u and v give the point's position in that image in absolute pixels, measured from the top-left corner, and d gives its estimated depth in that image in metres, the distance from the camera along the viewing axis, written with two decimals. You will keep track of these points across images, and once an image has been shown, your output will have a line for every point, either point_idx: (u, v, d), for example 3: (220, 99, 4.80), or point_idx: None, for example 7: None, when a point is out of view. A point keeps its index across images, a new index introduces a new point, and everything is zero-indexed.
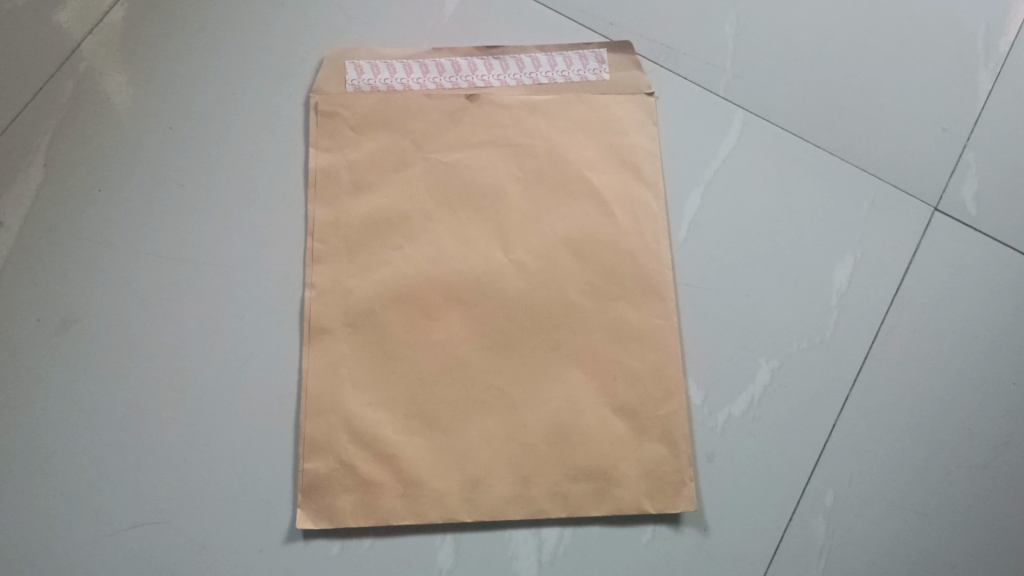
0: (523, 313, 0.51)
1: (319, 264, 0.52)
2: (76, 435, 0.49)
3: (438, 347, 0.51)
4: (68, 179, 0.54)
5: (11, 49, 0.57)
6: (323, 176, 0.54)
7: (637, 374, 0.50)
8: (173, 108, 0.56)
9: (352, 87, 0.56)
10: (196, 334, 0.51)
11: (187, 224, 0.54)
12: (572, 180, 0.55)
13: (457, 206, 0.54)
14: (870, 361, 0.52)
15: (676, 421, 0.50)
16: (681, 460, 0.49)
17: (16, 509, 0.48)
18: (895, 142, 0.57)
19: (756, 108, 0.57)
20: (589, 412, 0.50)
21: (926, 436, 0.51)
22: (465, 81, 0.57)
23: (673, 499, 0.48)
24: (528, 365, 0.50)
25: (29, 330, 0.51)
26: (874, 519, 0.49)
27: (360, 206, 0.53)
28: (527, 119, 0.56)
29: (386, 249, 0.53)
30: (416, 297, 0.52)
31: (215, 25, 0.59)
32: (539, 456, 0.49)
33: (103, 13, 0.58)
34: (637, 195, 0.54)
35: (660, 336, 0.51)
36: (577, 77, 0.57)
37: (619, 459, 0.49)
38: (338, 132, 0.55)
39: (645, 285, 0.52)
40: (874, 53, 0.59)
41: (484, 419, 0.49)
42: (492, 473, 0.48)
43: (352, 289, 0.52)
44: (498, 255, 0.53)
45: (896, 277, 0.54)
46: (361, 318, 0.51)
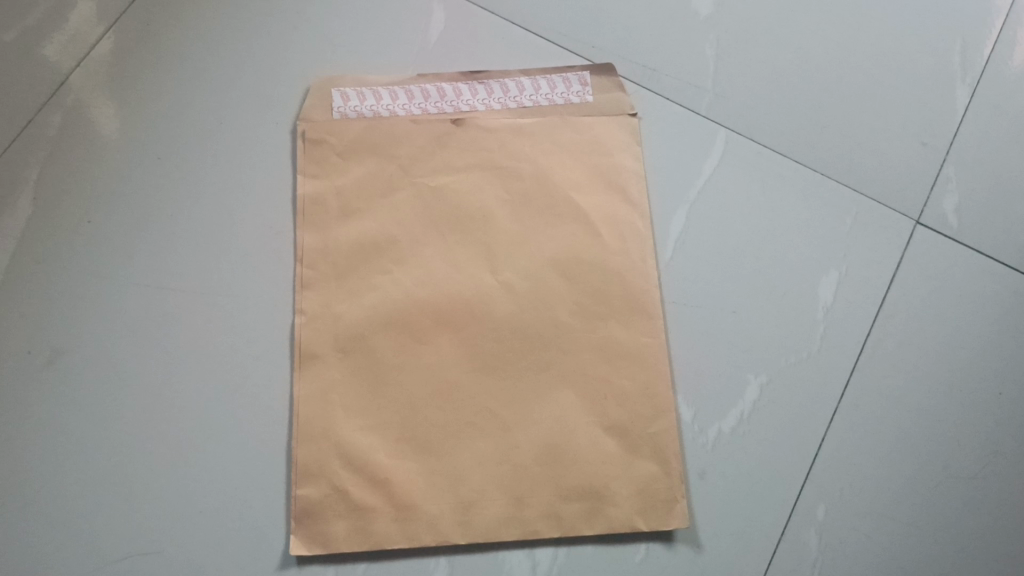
0: (512, 335, 0.52)
1: (308, 290, 0.53)
2: (68, 467, 0.49)
3: (428, 370, 0.51)
4: (56, 212, 0.55)
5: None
6: (312, 203, 0.55)
7: (626, 393, 0.51)
8: (161, 138, 0.57)
9: (339, 115, 0.57)
10: (188, 364, 0.51)
11: (177, 255, 0.54)
12: (558, 201, 0.55)
13: (445, 230, 0.54)
14: (858, 375, 0.52)
15: (667, 438, 0.50)
16: (673, 477, 0.49)
17: (8, 542, 0.48)
18: (876, 157, 0.57)
19: (738, 127, 0.58)
20: (579, 432, 0.50)
21: (915, 447, 0.51)
22: (450, 106, 0.57)
23: (665, 517, 0.49)
24: (519, 387, 0.51)
25: (19, 363, 0.51)
26: (865, 532, 0.49)
27: (349, 232, 0.54)
28: (513, 143, 0.57)
29: (375, 274, 0.53)
30: (406, 321, 0.52)
31: (202, 55, 0.59)
32: (531, 478, 0.49)
33: (90, 45, 0.59)
34: (623, 215, 0.55)
35: (649, 354, 0.52)
36: (561, 100, 0.58)
37: (611, 478, 0.49)
38: (326, 159, 0.56)
39: (633, 304, 0.53)
40: (853, 70, 0.60)
41: (476, 441, 0.50)
42: (485, 495, 0.49)
43: (342, 314, 0.52)
44: (487, 277, 0.53)
45: (880, 292, 0.54)
46: (351, 343, 0.51)
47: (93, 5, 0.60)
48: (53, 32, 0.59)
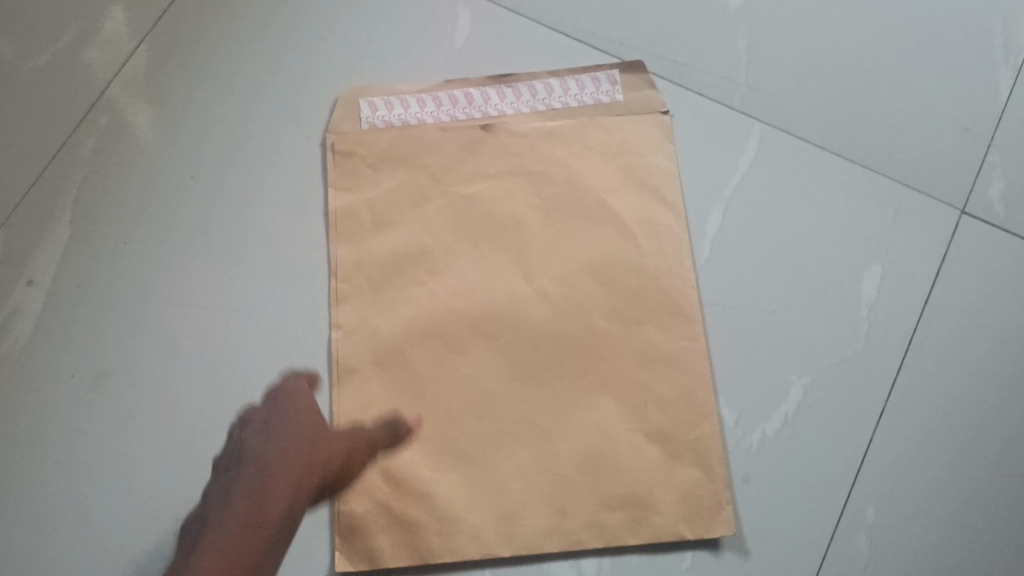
0: (549, 342, 0.51)
1: (344, 304, 0.53)
2: (115, 489, 0.50)
3: (467, 381, 0.51)
4: (94, 234, 0.55)
5: (32, 108, 0.58)
6: (344, 216, 0.55)
7: (667, 398, 0.50)
8: (193, 157, 0.57)
9: (368, 125, 0.57)
10: (228, 382, 0.52)
11: (213, 273, 0.54)
12: (591, 205, 0.55)
13: (478, 239, 0.54)
14: (904, 372, 0.51)
15: (709, 443, 0.49)
16: (717, 483, 0.49)
17: (61, 565, 0.49)
18: (917, 146, 0.56)
19: (773, 120, 0.57)
20: (620, 438, 0.50)
21: (966, 445, 0.50)
22: (479, 111, 0.57)
23: (710, 524, 0.48)
24: (557, 395, 0.50)
25: (64, 387, 0.52)
26: (916, 533, 0.48)
27: (382, 244, 0.54)
28: (543, 147, 0.56)
29: (410, 286, 0.53)
30: (442, 332, 0.52)
31: (229, 70, 0.59)
32: (573, 486, 0.49)
33: (126, 57, 0.59)
34: (657, 217, 0.54)
35: (689, 358, 0.51)
36: (591, 100, 0.57)
37: (654, 485, 0.49)
38: (357, 171, 0.56)
39: (670, 307, 0.52)
40: (890, 57, 0.58)
41: (516, 452, 0.49)
42: (528, 505, 0.48)
43: (378, 327, 0.52)
44: (522, 285, 0.53)
45: (925, 285, 0.53)
46: (388, 356, 0.51)
47: (123, 23, 0.60)
48: (87, 47, 0.59)
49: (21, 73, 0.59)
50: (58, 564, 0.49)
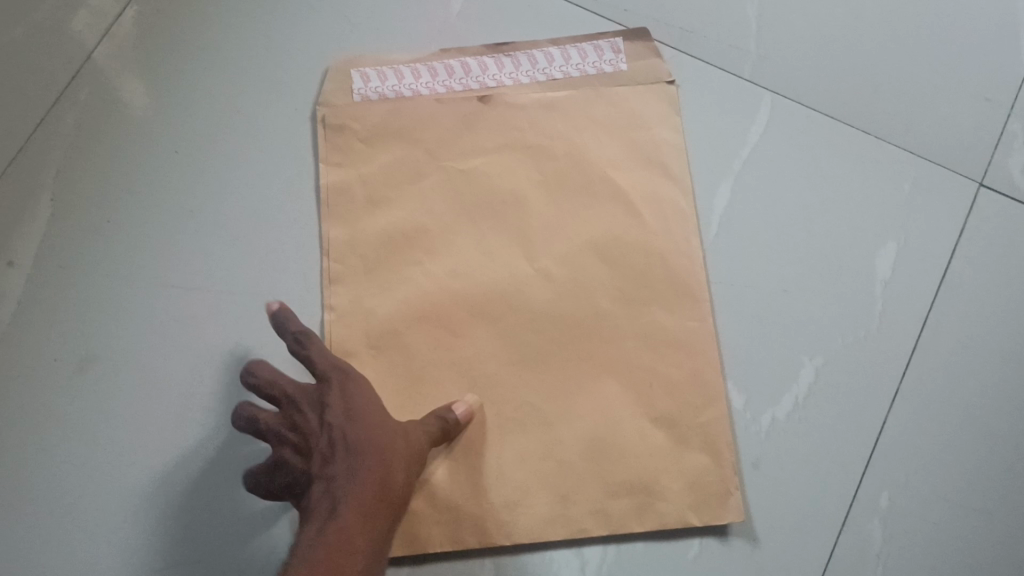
0: (551, 324, 0.49)
1: (338, 285, 0.51)
2: (100, 477, 0.48)
3: (466, 365, 0.49)
4: (75, 213, 0.53)
5: None
6: (337, 193, 0.52)
7: (674, 381, 0.48)
8: (178, 131, 0.55)
9: (360, 96, 0.55)
10: (219, 367, 0.50)
11: (202, 253, 0.52)
12: (595, 180, 0.52)
13: (477, 216, 0.52)
14: (920, 352, 0.49)
15: (718, 429, 0.48)
16: (726, 469, 0.47)
17: (43, 556, 0.47)
18: (934, 116, 0.53)
19: (785, 90, 0.54)
20: (626, 424, 0.48)
21: (983, 428, 0.48)
22: (476, 82, 0.55)
23: (719, 512, 0.46)
24: (560, 380, 0.49)
25: (47, 372, 0.50)
26: (932, 520, 0.47)
27: (377, 223, 0.52)
28: (544, 120, 0.54)
29: (406, 266, 0.51)
30: (440, 314, 0.50)
31: (215, 40, 0.56)
32: (576, 474, 0.47)
33: (112, 20, 0.57)
34: (664, 192, 0.52)
35: (697, 340, 0.49)
36: (593, 70, 0.55)
37: (660, 472, 0.47)
38: (350, 146, 0.53)
39: (678, 287, 0.50)
40: (907, 22, 0.55)
41: (518, 438, 0.48)
42: (530, 493, 0.47)
43: (374, 310, 0.50)
44: (524, 265, 0.51)
45: (941, 262, 0.51)
46: (384, 340, 0.49)
47: None
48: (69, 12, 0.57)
49: None
50: (42, 555, 0.47)
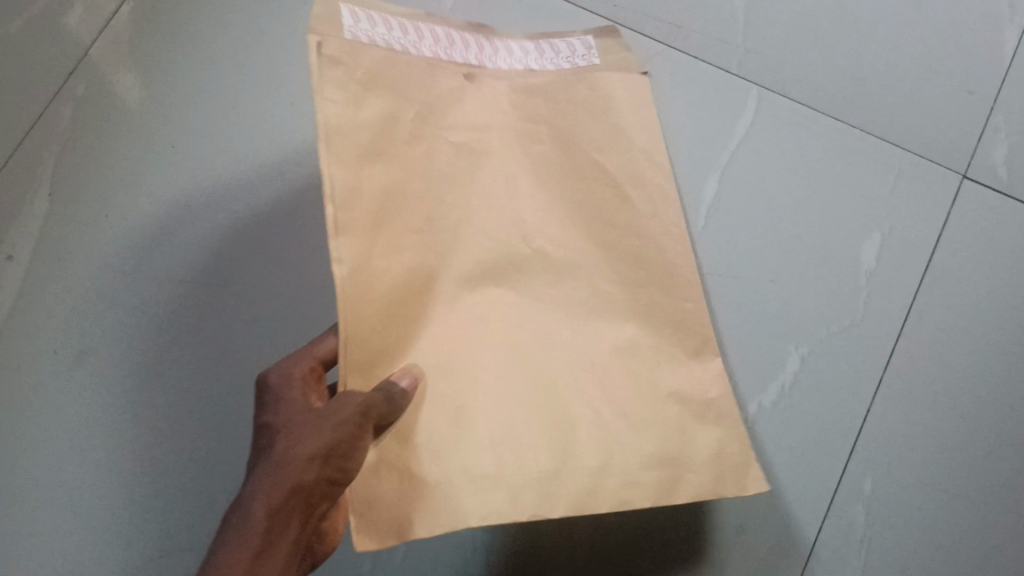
0: (557, 309, 0.40)
1: (345, 234, 0.34)
2: (100, 468, 0.49)
3: (469, 349, 0.38)
4: (73, 207, 0.54)
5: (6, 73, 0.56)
6: (338, 134, 0.35)
7: (686, 355, 0.41)
8: (173, 125, 0.55)
9: (323, 35, 0.36)
10: (219, 356, 0.51)
11: (200, 245, 0.53)
12: (576, 156, 0.43)
13: (459, 196, 0.39)
14: (903, 341, 0.50)
15: (729, 403, 0.40)
16: (745, 446, 0.39)
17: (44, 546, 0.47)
18: (920, 107, 0.54)
19: (771, 84, 0.55)
20: (647, 413, 0.39)
21: (966, 416, 0.49)
22: (450, 55, 0.42)
23: (740, 485, 0.38)
24: (573, 372, 0.39)
25: (46, 364, 0.50)
26: (915, 505, 0.48)
27: (376, 176, 0.36)
28: (527, 104, 0.43)
29: (407, 230, 0.37)
30: (431, 297, 0.38)
31: (208, 36, 0.57)
32: (608, 464, 0.37)
33: (109, 18, 0.58)
34: (651, 175, 0.44)
35: (711, 328, 0.42)
36: (568, 65, 0.46)
37: (681, 451, 0.38)
38: (348, 82, 0.36)
39: (678, 271, 0.42)
40: (894, 14, 0.56)
41: (546, 445, 0.37)
42: (580, 507, 0.36)
43: (381, 272, 0.36)
44: (520, 245, 0.40)
45: (925, 253, 0.52)
46: (386, 321, 0.36)
47: None
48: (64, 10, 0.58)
49: None
50: (43, 543, 0.47)
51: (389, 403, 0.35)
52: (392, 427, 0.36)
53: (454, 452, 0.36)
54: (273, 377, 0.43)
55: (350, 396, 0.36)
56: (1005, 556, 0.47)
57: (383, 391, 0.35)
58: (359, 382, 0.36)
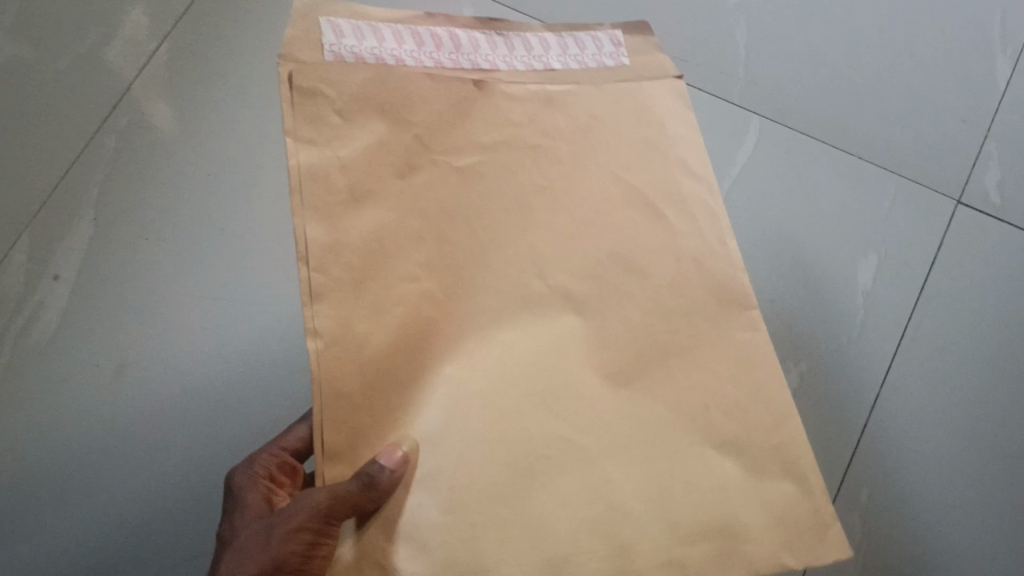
0: (582, 353, 0.38)
1: (320, 302, 0.35)
2: (135, 480, 0.52)
3: (476, 418, 0.36)
4: (113, 230, 0.57)
5: (50, 106, 0.60)
6: (309, 179, 0.37)
7: (733, 400, 0.39)
8: (209, 155, 0.60)
9: (330, 54, 0.41)
10: (252, 367, 0.55)
11: (236, 269, 0.57)
12: (604, 187, 0.43)
13: (471, 221, 0.40)
14: (900, 359, 0.53)
15: (796, 448, 0.38)
16: (818, 498, 0.37)
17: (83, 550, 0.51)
18: (913, 134, 0.57)
19: (771, 113, 0.58)
20: (686, 475, 0.37)
21: (966, 427, 0.52)
22: (467, 61, 0.45)
23: (820, 550, 0.36)
24: (600, 438, 0.37)
25: (86, 374, 0.54)
26: (910, 518, 0.50)
27: (360, 224, 0.37)
28: (544, 116, 0.44)
29: (399, 280, 0.37)
30: (435, 354, 0.37)
31: (240, 68, 0.62)
32: (644, 536, 0.35)
33: (148, 56, 0.62)
34: (687, 192, 0.44)
35: (754, 353, 0.40)
36: (594, 63, 0.47)
37: (739, 506, 0.36)
38: (321, 117, 0.39)
39: (717, 294, 0.41)
40: (890, 43, 0.59)
41: (556, 480, 0.36)
42: (629, 541, 0.35)
43: (367, 339, 0.36)
44: (536, 282, 0.40)
45: (920, 275, 0.54)
46: (373, 390, 0.35)
47: (148, 17, 0.63)
48: (107, 49, 0.62)
49: (36, 68, 0.61)
50: (81, 546, 0.51)
51: (373, 485, 0.33)
52: (380, 512, 0.35)
53: (459, 538, 0.34)
54: (237, 480, 0.44)
55: (330, 486, 0.34)
56: (995, 563, 0.50)
57: (364, 473, 0.33)
58: (341, 470, 0.34)
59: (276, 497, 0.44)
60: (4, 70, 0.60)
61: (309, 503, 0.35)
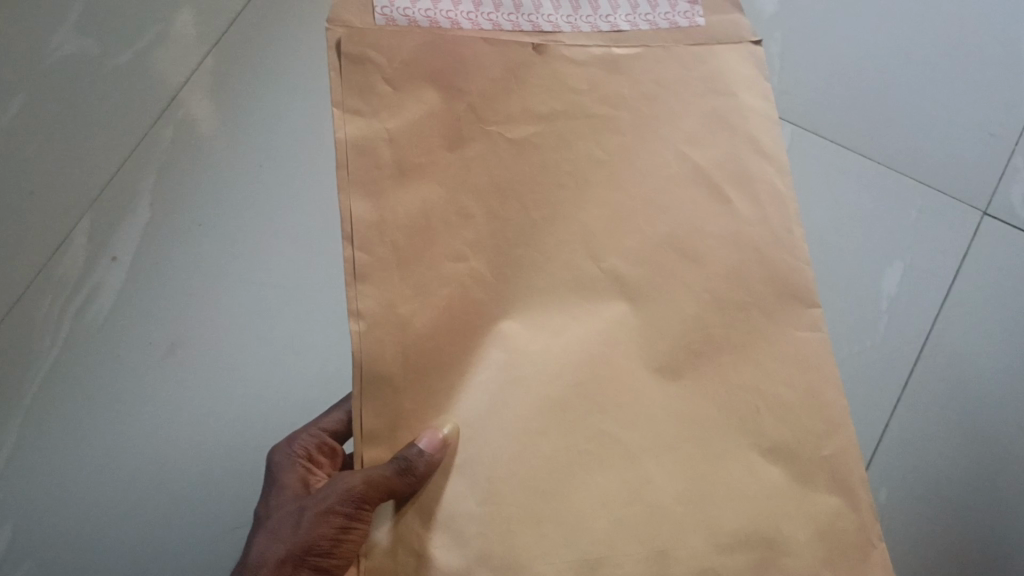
0: (632, 345, 0.40)
1: (364, 282, 0.37)
2: (183, 446, 0.57)
3: (517, 402, 0.38)
4: (172, 216, 0.62)
5: (71, 103, 0.65)
6: (357, 153, 0.38)
7: (786, 404, 0.39)
8: (258, 147, 0.65)
9: (384, 19, 0.41)
10: (289, 353, 0.59)
11: (278, 255, 0.62)
12: (669, 166, 0.43)
13: (527, 199, 0.40)
14: (920, 364, 0.58)
15: (849, 460, 0.39)
16: (863, 513, 0.39)
17: (132, 513, 0.55)
18: (945, 147, 0.62)
19: (807, 124, 0.63)
20: (728, 481, 0.38)
21: (969, 446, 0.56)
22: (528, 22, 0.43)
23: (862, 568, 0.38)
24: (641, 436, 0.38)
25: (139, 351, 0.59)
26: (920, 520, 0.56)
27: (411, 200, 0.39)
28: (607, 83, 0.43)
29: (446, 258, 0.39)
30: (480, 338, 0.39)
31: (281, 62, 0.67)
32: (682, 542, 0.37)
33: (209, 50, 0.67)
34: (755, 171, 0.43)
35: (808, 351, 0.41)
36: (664, 22, 0.45)
37: (781, 516, 0.38)
38: (371, 87, 0.39)
39: (774, 287, 0.41)
40: (925, 60, 0.64)
41: (597, 474, 0.38)
42: (669, 536, 0.37)
43: (411, 319, 0.37)
44: (588, 265, 0.40)
45: (948, 282, 0.59)
46: (416, 373, 0.37)
47: (194, 19, 0.68)
48: (155, 54, 0.66)
49: (92, 63, 0.66)
50: (132, 510, 0.55)
51: (410, 470, 0.36)
52: (417, 497, 0.37)
53: (494, 528, 0.36)
54: (276, 458, 0.45)
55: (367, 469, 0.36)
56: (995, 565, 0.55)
57: (401, 457, 0.36)
58: (381, 452, 0.37)
59: (313, 478, 0.44)
60: (76, 62, 0.66)
61: (343, 485, 0.37)
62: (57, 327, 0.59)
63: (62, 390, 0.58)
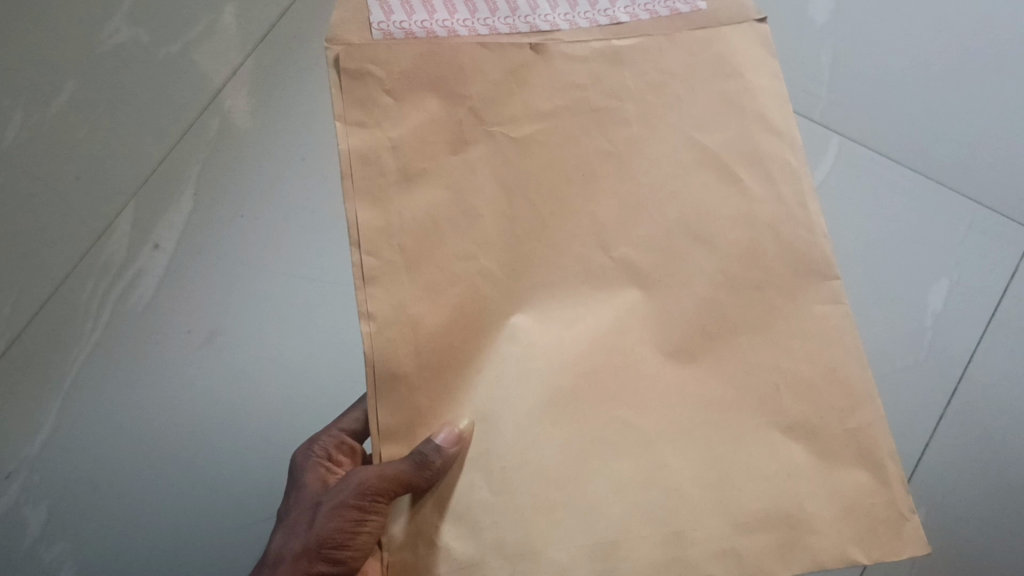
0: (644, 331, 0.37)
1: (374, 285, 0.36)
2: (217, 443, 0.55)
3: (527, 397, 0.36)
4: (214, 208, 0.60)
5: (122, 93, 0.62)
6: (361, 163, 0.37)
7: (805, 382, 0.37)
8: (300, 138, 0.62)
9: (380, 34, 0.40)
10: (331, 347, 0.57)
11: (322, 248, 0.59)
12: (676, 152, 0.40)
13: (534, 196, 0.39)
14: (965, 382, 0.54)
15: (873, 437, 0.36)
16: (893, 487, 0.36)
17: (159, 514, 0.54)
18: (996, 159, 0.56)
19: (853, 133, 0.58)
20: (748, 463, 0.36)
21: (1008, 457, 0.53)
22: (525, 24, 0.41)
23: (894, 544, 0.35)
24: (659, 421, 0.36)
25: (179, 339, 0.57)
26: (969, 532, 0.52)
27: (416, 203, 0.38)
28: (609, 76, 0.40)
29: (455, 257, 0.37)
30: (491, 332, 0.37)
31: (316, 51, 0.64)
32: (700, 524, 0.35)
33: (257, 41, 0.64)
34: (766, 149, 0.40)
35: (828, 328, 0.38)
36: (665, 10, 0.42)
37: (805, 496, 0.35)
38: (372, 99, 0.38)
39: (795, 266, 0.38)
40: (987, 54, 0.58)
41: (610, 461, 0.36)
42: (687, 519, 0.35)
43: (421, 318, 0.36)
44: (598, 256, 0.38)
45: (993, 300, 0.55)
46: (430, 370, 0.36)
47: (238, 14, 0.64)
48: (199, 49, 0.64)
49: (132, 58, 0.63)
50: (162, 508, 0.54)
51: (426, 464, 0.34)
52: (434, 491, 0.36)
53: (508, 517, 0.35)
54: (297, 461, 0.46)
55: (384, 465, 0.36)
56: None
57: (417, 452, 0.34)
58: (398, 450, 0.36)
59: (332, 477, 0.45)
60: (119, 55, 0.63)
61: (358, 481, 0.37)
62: (99, 312, 0.58)
63: (99, 377, 0.56)
